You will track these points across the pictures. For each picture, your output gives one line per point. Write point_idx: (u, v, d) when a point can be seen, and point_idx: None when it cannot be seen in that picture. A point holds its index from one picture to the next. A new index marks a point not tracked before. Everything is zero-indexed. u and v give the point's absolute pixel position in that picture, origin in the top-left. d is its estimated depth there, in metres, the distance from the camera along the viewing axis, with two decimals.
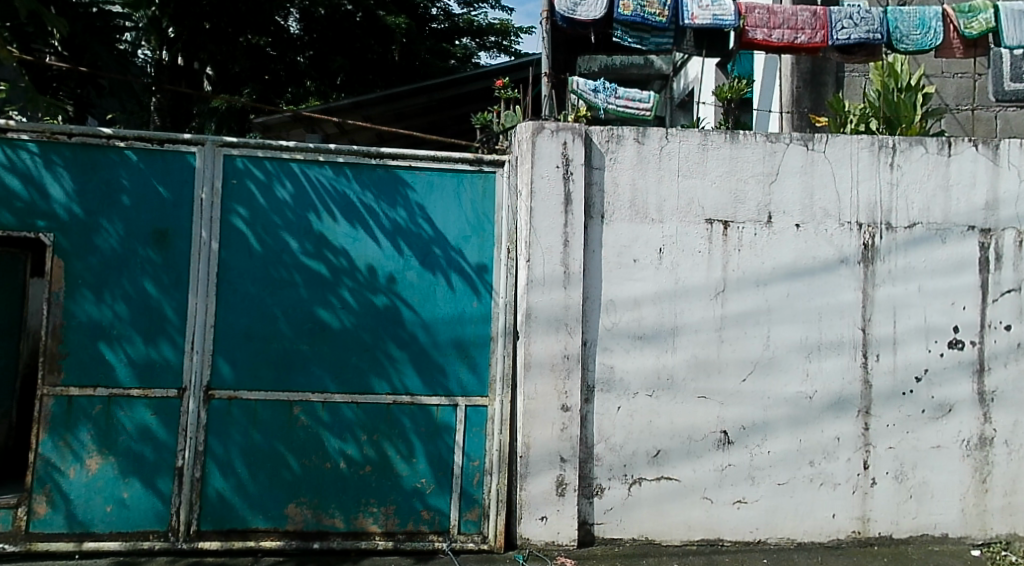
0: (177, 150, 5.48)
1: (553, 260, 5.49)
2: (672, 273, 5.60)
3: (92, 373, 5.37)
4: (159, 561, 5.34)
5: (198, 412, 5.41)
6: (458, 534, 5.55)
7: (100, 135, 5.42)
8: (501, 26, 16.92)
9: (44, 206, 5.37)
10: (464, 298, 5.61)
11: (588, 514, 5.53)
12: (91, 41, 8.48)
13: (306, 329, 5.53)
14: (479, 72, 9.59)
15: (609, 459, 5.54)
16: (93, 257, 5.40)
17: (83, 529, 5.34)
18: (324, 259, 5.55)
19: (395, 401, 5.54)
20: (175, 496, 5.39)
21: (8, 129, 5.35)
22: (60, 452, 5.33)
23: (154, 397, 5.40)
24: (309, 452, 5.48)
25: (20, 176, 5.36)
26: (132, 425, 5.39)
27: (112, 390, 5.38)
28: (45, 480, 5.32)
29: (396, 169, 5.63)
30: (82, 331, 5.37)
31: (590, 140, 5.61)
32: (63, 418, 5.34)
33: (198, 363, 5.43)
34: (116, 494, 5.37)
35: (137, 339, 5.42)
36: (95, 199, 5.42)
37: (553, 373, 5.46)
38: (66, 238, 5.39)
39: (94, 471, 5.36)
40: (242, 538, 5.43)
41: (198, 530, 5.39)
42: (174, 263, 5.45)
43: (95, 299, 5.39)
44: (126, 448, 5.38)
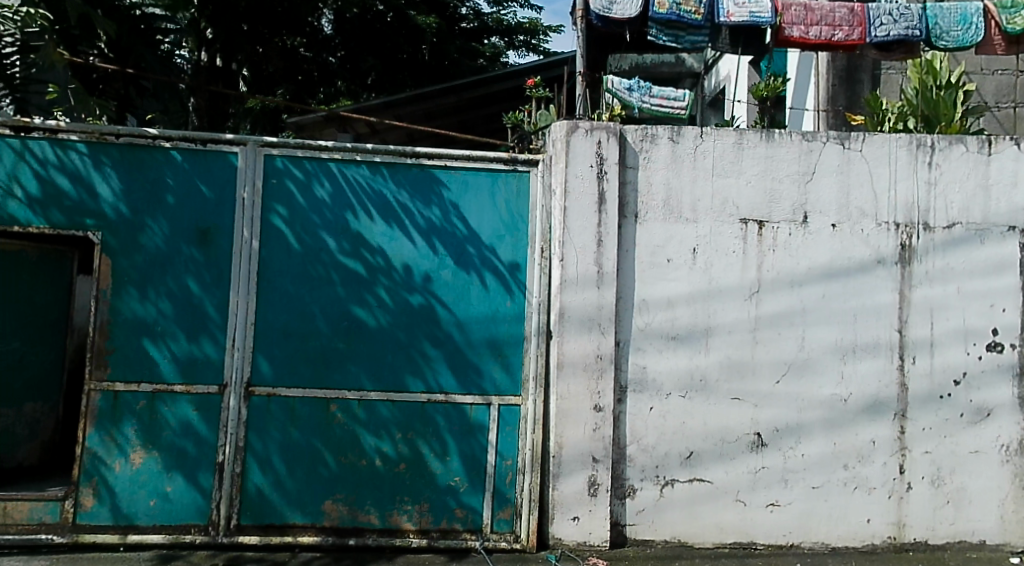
0: (220, 150, 5.53)
1: (586, 260, 5.47)
2: (706, 273, 5.56)
3: (136, 369, 5.43)
4: (199, 555, 5.38)
5: (238, 409, 5.46)
6: (491, 533, 5.54)
7: (146, 135, 5.48)
8: (529, 26, 16.91)
9: (93, 204, 5.45)
10: (498, 298, 5.60)
11: (620, 515, 5.50)
12: (137, 43, 8.55)
13: (343, 327, 5.55)
14: (509, 72, 9.61)
15: (642, 459, 5.51)
16: (139, 255, 5.47)
17: (127, 522, 5.40)
18: (361, 257, 5.57)
19: (429, 400, 5.55)
20: (216, 491, 5.43)
21: (59, 130, 5.43)
22: (106, 446, 5.40)
23: (196, 393, 5.45)
24: (345, 449, 5.51)
25: (70, 175, 5.44)
26: (175, 420, 5.44)
27: (156, 386, 5.43)
28: (92, 473, 5.39)
29: (431, 168, 5.64)
30: (127, 328, 5.44)
31: (624, 139, 5.58)
32: (110, 412, 5.41)
33: (239, 360, 5.47)
34: (160, 488, 5.42)
35: (181, 336, 5.47)
36: (141, 198, 5.48)
37: (586, 373, 5.44)
38: (113, 237, 5.46)
39: (138, 465, 5.42)
40: (280, 534, 5.46)
41: (238, 524, 5.44)
42: (215, 261, 5.50)
43: (140, 296, 5.46)
44: (169, 443, 5.43)
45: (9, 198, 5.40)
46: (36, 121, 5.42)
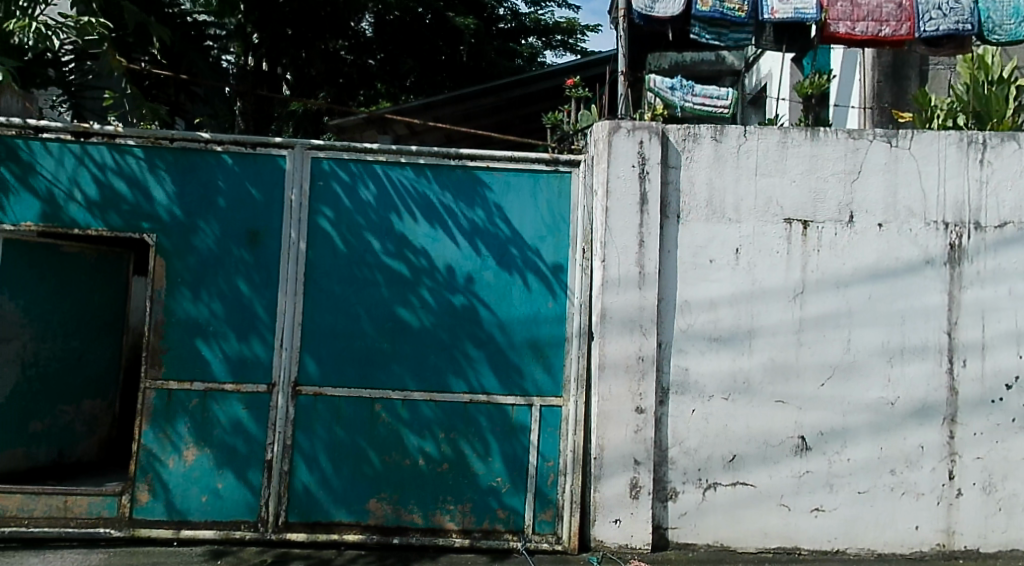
0: (269, 153, 5.57)
1: (628, 260, 5.43)
2: (749, 274, 5.49)
3: (189, 368, 5.49)
4: (249, 551, 5.41)
5: (286, 408, 5.49)
6: (533, 534, 5.51)
7: (199, 139, 5.54)
8: (567, 25, 16.86)
9: (148, 207, 5.53)
10: (540, 298, 5.57)
11: (661, 518, 5.45)
12: (187, 50, 8.86)
13: (387, 327, 5.57)
14: (548, 72, 9.59)
15: (684, 462, 5.45)
16: (193, 256, 5.53)
17: (180, 518, 5.46)
18: (404, 258, 5.58)
19: (471, 401, 5.54)
20: (265, 488, 5.47)
21: (116, 135, 5.51)
22: (161, 443, 5.47)
23: (246, 391, 5.50)
24: (389, 449, 5.52)
25: (127, 179, 5.53)
26: (226, 418, 5.49)
27: (208, 385, 5.49)
28: (147, 469, 5.46)
29: (474, 169, 5.64)
30: (181, 328, 5.50)
31: (666, 139, 5.53)
32: (164, 410, 5.48)
33: (286, 360, 5.51)
34: (211, 485, 5.47)
35: (231, 336, 5.52)
36: (194, 201, 5.55)
37: (628, 374, 5.40)
38: (168, 238, 5.53)
39: (191, 462, 5.47)
40: (326, 531, 5.48)
41: (286, 521, 5.47)
42: (264, 263, 5.54)
43: (192, 297, 5.52)
44: (221, 441, 5.48)
45: (70, 202, 5.50)
46: (94, 126, 5.51)
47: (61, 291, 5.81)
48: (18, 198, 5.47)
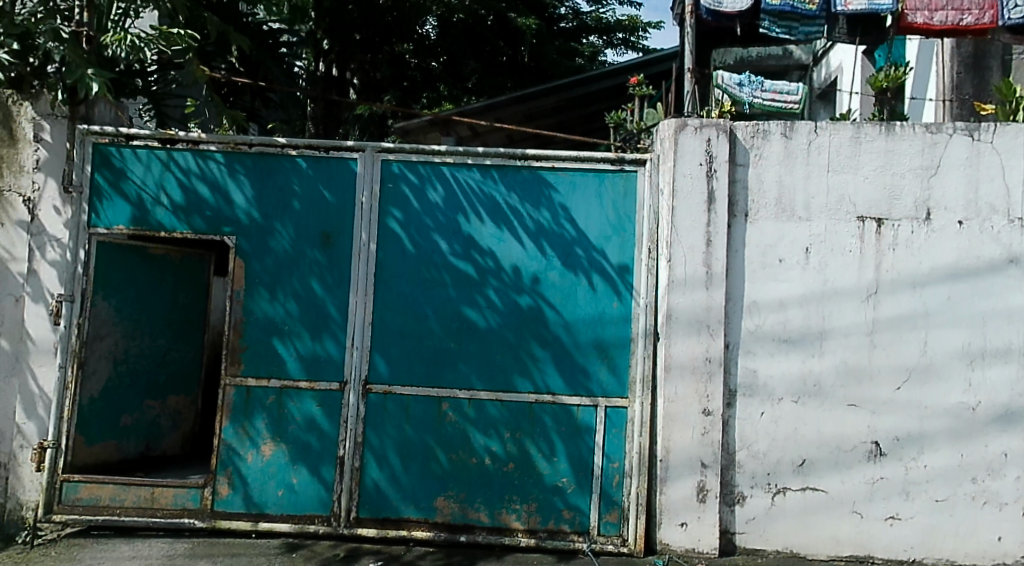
0: (341, 156, 5.61)
1: (694, 260, 5.34)
2: (821, 274, 5.35)
3: (266, 366, 5.57)
4: (322, 545, 5.44)
5: (357, 406, 5.52)
6: (598, 536, 5.44)
7: (276, 144, 5.61)
8: (629, 22, 16.71)
9: (229, 211, 5.63)
10: (606, 298, 5.51)
11: (729, 522, 5.35)
12: (265, 57, 9.82)
13: (454, 327, 5.56)
14: (610, 70, 9.50)
15: (752, 466, 5.34)
16: (269, 258, 5.61)
17: (258, 511, 5.52)
18: (471, 259, 5.57)
19: (537, 401, 5.49)
20: (337, 483, 5.50)
21: (200, 141, 5.63)
22: (240, 437, 5.54)
23: (319, 389, 5.54)
24: (456, 447, 5.51)
25: (209, 184, 5.64)
26: (301, 415, 5.54)
27: (284, 381, 5.55)
28: (227, 463, 5.53)
29: (540, 170, 5.59)
30: (259, 327, 5.58)
31: (734, 136, 5.42)
32: (243, 406, 5.56)
33: (357, 358, 5.54)
34: (287, 479, 5.52)
35: (305, 335, 5.57)
36: (271, 204, 5.63)
37: (694, 376, 5.31)
38: (247, 241, 5.62)
39: (268, 456, 5.53)
40: (396, 527, 5.49)
41: (357, 516, 5.49)
42: (337, 263, 5.59)
43: (269, 297, 5.59)
44: (295, 438, 5.53)
45: (157, 206, 5.63)
46: (179, 133, 5.64)
47: (148, 290, 6.09)
48: (109, 203, 5.63)
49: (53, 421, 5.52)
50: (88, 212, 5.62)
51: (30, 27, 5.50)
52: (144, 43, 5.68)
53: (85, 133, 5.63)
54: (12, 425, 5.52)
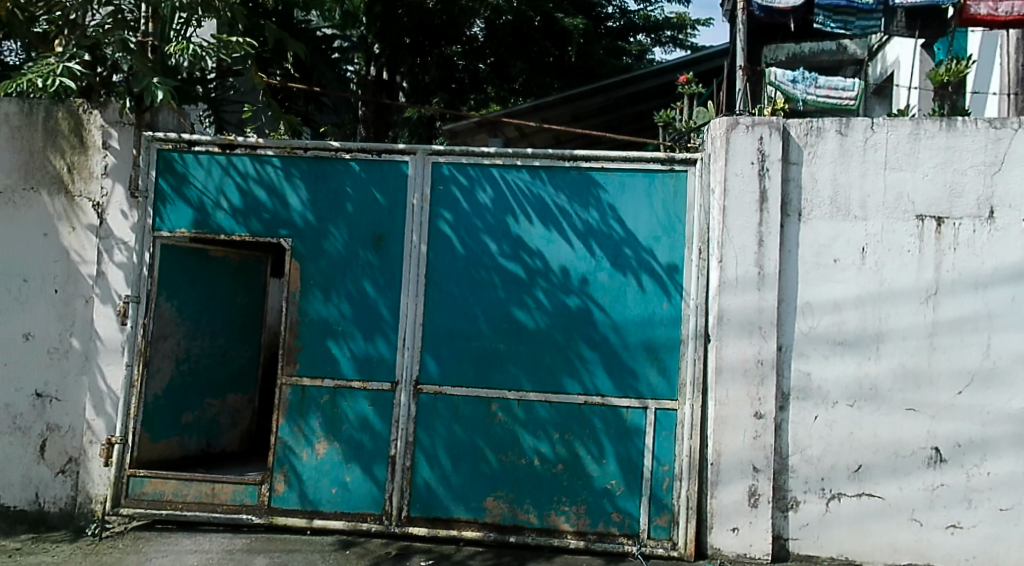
0: (392, 159, 5.61)
1: (746, 261, 5.25)
2: (877, 274, 5.23)
3: (320, 366, 5.60)
4: (375, 543, 5.45)
5: (408, 406, 5.52)
6: (648, 539, 5.36)
7: (329, 147, 5.64)
8: (677, 19, 16.56)
9: (285, 214, 5.67)
10: (655, 299, 5.42)
11: (782, 528, 5.24)
12: (317, 63, 10.12)
13: (503, 328, 5.52)
14: (659, 68, 9.40)
15: (806, 471, 5.23)
16: (324, 260, 5.63)
17: (312, 508, 5.54)
18: (520, 260, 5.53)
19: (586, 402, 5.44)
20: (389, 482, 5.50)
21: (257, 146, 5.68)
22: (296, 436, 5.59)
23: (371, 389, 5.55)
24: (505, 448, 5.47)
25: (266, 188, 5.69)
26: (354, 415, 5.56)
27: (337, 381, 5.58)
28: (284, 460, 5.57)
29: (589, 170, 5.53)
30: (314, 328, 5.61)
31: (787, 134, 5.32)
32: (298, 405, 5.60)
33: (409, 359, 5.53)
34: (340, 478, 5.54)
35: (358, 335, 5.59)
36: (325, 207, 5.65)
37: (746, 379, 5.22)
38: (302, 243, 5.65)
39: (322, 455, 5.56)
40: (446, 527, 5.47)
41: (409, 515, 5.49)
42: (389, 264, 5.59)
43: (323, 298, 5.61)
44: (348, 437, 5.55)
45: (217, 209, 5.71)
46: (238, 138, 5.70)
47: (209, 290, 6.17)
48: (173, 206, 5.72)
49: (120, 419, 5.62)
50: (153, 216, 5.71)
51: (100, 37, 5.70)
52: (207, 52, 5.79)
53: (150, 139, 5.71)
54: (81, 421, 5.63)
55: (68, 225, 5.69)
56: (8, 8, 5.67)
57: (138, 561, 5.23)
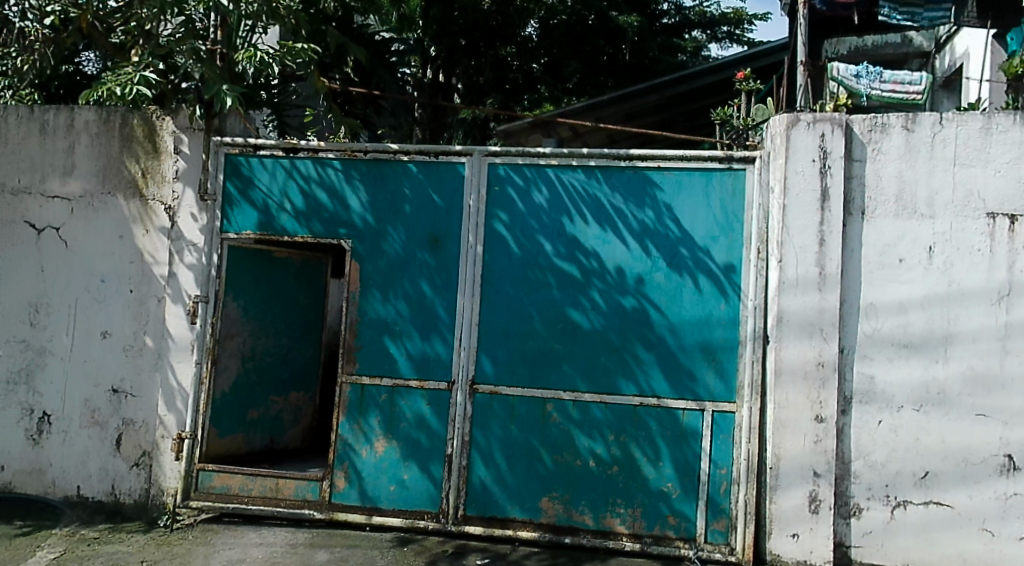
0: (449, 160, 5.60)
1: (807, 261, 5.12)
2: (945, 274, 5.06)
3: (379, 365, 5.60)
4: (431, 541, 5.44)
5: (464, 405, 5.48)
6: (705, 543, 5.25)
7: (389, 150, 5.65)
8: (734, 15, 16.28)
9: (345, 215, 5.69)
10: (712, 300, 5.31)
11: (844, 536, 5.10)
12: (377, 67, 10.01)
13: (559, 328, 5.46)
14: (715, 65, 9.26)
15: (869, 477, 5.09)
16: (382, 260, 5.63)
17: (372, 504, 5.54)
18: (576, 260, 5.46)
19: (641, 403, 5.34)
20: (446, 480, 5.48)
21: (319, 149, 5.72)
22: (355, 433, 5.60)
23: (429, 388, 5.54)
24: (561, 448, 5.40)
25: (327, 190, 5.72)
26: (411, 413, 5.55)
27: (395, 381, 5.57)
28: (344, 457, 5.59)
29: (645, 170, 5.44)
30: (373, 327, 5.62)
31: (850, 131, 5.18)
32: (358, 403, 5.61)
33: (465, 358, 5.50)
34: (399, 475, 5.54)
35: (416, 335, 5.57)
36: (384, 208, 5.65)
37: (807, 382, 5.09)
38: (361, 244, 5.66)
39: (381, 452, 5.56)
40: (502, 526, 5.42)
41: (465, 513, 5.45)
42: (446, 265, 5.57)
43: (382, 298, 5.61)
44: (406, 435, 5.54)
45: (281, 212, 5.76)
46: (301, 142, 5.77)
47: (272, 290, 6.21)
48: (239, 209, 5.79)
49: (190, 414, 5.72)
50: (222, 218, 5.80)
51: (172, 48, 5.79)
52: (273, 59, 5.79)
53: (219, 144, 5.82)
54: (155, 416, 5.74)
55: (143, 228, 5.80)
56: (89, 18, 5.98)
57: (207, 552, 5.28)
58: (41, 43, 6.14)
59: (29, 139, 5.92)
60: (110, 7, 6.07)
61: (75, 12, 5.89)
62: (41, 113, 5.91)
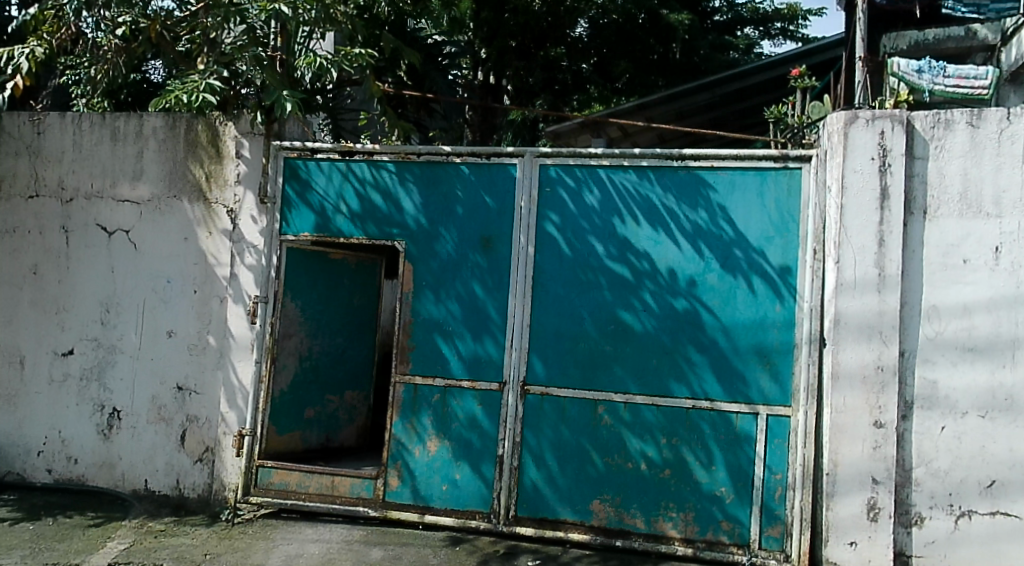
0: (501, 162, 5.54)
1: (865, 261, 4.97)
2: (1012, 275, 4.88)
3: (432, 365, 5.57)
4: (483, 541, 5.39)
5: (516, 406, 5.42)
6: (759, 550, 5.13)
7: (441, 152, 5.61)
8: (788, 10, 16.01)
9: (398, 217, 5.67)
10: (767, 302, 5.18)
11: (905, 545, 4.95)
12: (430, 71, 10.14)
13: (610, 330, 5.37)
14: (768, 62, 9.06)
15: (931, 485, 4.92)
16: (435, 261, 5.60)
17: (424, 503, 5.51)
18: (627, 261, 5.38)
19: (694, 406, 5.23)
20: (497, 481, 5.42)
21: (374, 152, 5.70)
22: (409, 433, 5.57)
23: (480, 389, 5.49)
24: (612, 451, 5.32)
25: (382, 193, 5.70)
26: (463, 413, 5.50)
27: (447, 381, 5.54)
28: (397, 456, 5.57)
29: (698, 170, 5.32)
30: (425, 328, 5.59)
31: (912, 128, 5.02)
32: (411, 403, 5.59)
33: (516, 359, 5.44)
34: (451, 475, 5.49)
35: (467, 335, 5.53)
36: (437, 210, 5.62)
37: (865, 386, 4.95)
38: (414, 245, 5.63)
39: (434, 452, 5.53)
40: (553, 528, 5.35)
41: (516, 514, 5.38)
42: (497, 266, 5.51)
43: (434, 298, 5.58)
44: (458, 435, 5.50)
45: (337, 214, 5.75)
46: (357, 145, 5.76)
47: (329, 291, 6.20)
48: (297, 211, 5.80)
49: (251, 412, 5.74)
50: (281, 221, 5.81)
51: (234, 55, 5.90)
52: (331, 64, 5.78)
53: (278, 148, 5.83)
54: (217, 413, 5.80)
55: (206, 230, 5.88)
56: (158, 28, 6.12)
57: (266, 547, 5.30)
58: (113, 53, 6.19)
59: (101, 144, 6.06)
60: (176, 16, 6.18)
61: (144, 22, 6.06)
62: (112, 120, 6.04)
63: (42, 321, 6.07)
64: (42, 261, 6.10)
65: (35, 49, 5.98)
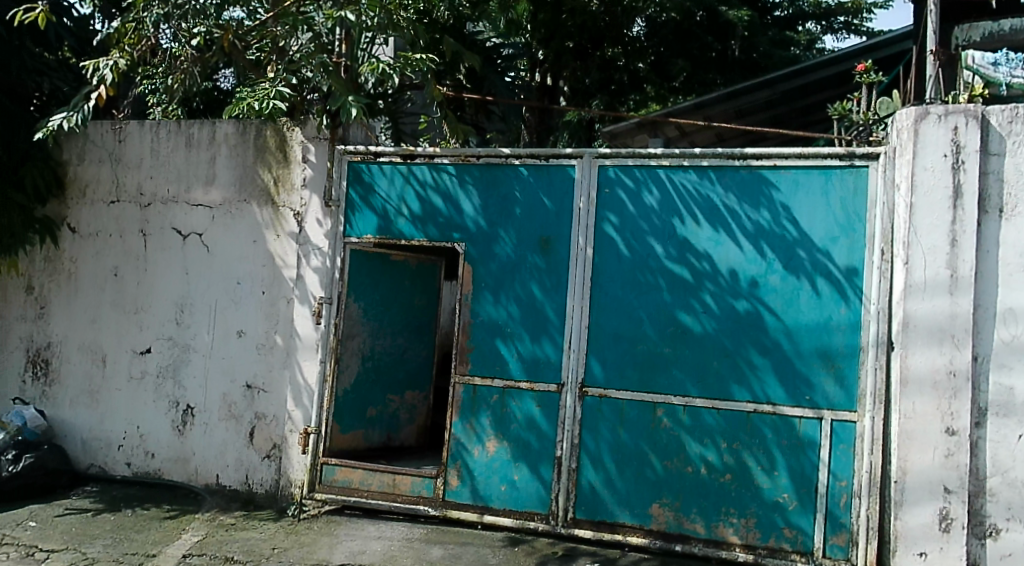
0: (560, 163, 5.45)
1: (936, 262, 4.78)
2: None
3: (491, 366, 5.50)
4: (542, 543, 5.30)
5: (574, 407, 5.33)
6: (823, 558, 4.95)
7: (501, 153, 5.53)
8: (853, 4, 15.66)
9: (459, 219, 5.61)
10: (831, 303, 5.01)
11: (979, 557, 4.75)
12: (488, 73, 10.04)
13: (668, 332, 5.25)
14: (829, 59, 8.87)
15: (1007, 495, 4.72)
16: (493, 263, 5.54)
17: (483, 503, 5.44)
18: (687, 262, 5.25)
19: (756, 410, 5.09)
20: (555, 483, 5.33)
21: (434, 155, 5.65)
22: (468, 433, 5.52)
23: (538, 390, 5.41)
24: (671, 454, 5.19)
25: (443, 195, 5.64)
26: (521, 414, 5.43)
27: (506, 382, 5.47)
28: (457, 456, 5.52)
29: (760, 169, 5.17)
30: (484, 329, 5.53)
31: (987, 123, 4.81)
32: (470, 404, 5.53)
33: (574, 361, 5.35)
34: (510, 476, 5.42)
35: (526, 337, 5.46)
36: (495, 211, 5.55)
37: (936, 392, 4.75)
38: (473, 246, 5.58)
39: (493, 452, 5.46)
40: (611, 531, 5.24)
41: (574, 517, 5.29)
42: (555, 267, 5.43)
43: (493, 299, 5.52)
44: (516, 436, 5.42)
45: (398, 216, 5.71)
46: (419, 148, 5.72)
47: (390, 292, 6.15)
48: (360, 214, 5.77)
49: (315, 410, 5.74)
50: (344, 223, 5.79)
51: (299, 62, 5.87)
52: (394, 69, 5.75)
53: (343, 152, 5.82)
54: (283, 411, 5.81)
55: (274, 232, 5.90)
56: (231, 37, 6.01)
57: (330, 543, 5.28)
58: (188, 63, 6.24)
59: (176, 151, 6.15)
60: (247, 25, 6.13)
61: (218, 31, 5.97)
62: (187, 127, 6.11)
63: (121, 321, 6.18)
64: (121, 264, 6.22)
65: (119, 61, 5.88)
